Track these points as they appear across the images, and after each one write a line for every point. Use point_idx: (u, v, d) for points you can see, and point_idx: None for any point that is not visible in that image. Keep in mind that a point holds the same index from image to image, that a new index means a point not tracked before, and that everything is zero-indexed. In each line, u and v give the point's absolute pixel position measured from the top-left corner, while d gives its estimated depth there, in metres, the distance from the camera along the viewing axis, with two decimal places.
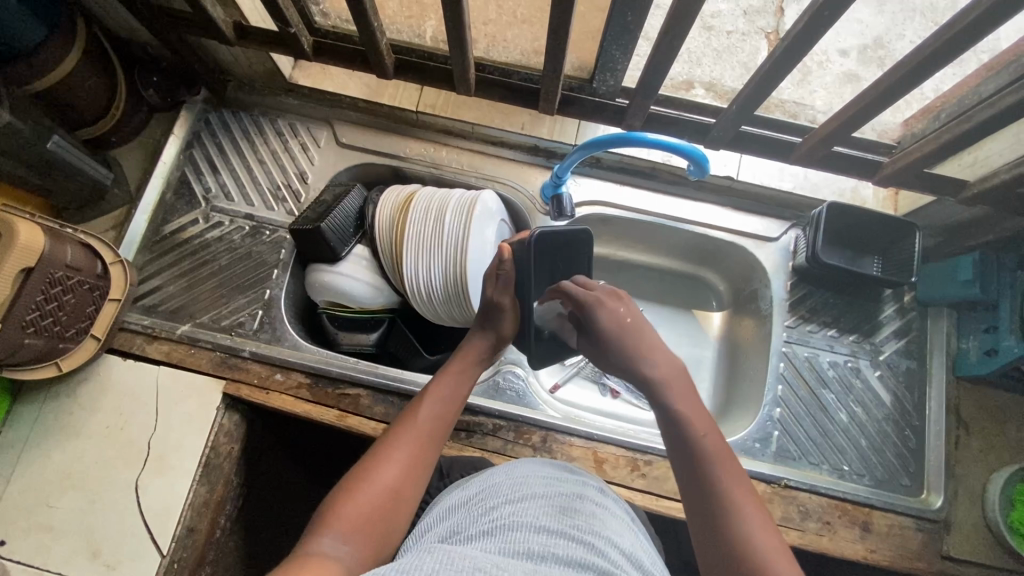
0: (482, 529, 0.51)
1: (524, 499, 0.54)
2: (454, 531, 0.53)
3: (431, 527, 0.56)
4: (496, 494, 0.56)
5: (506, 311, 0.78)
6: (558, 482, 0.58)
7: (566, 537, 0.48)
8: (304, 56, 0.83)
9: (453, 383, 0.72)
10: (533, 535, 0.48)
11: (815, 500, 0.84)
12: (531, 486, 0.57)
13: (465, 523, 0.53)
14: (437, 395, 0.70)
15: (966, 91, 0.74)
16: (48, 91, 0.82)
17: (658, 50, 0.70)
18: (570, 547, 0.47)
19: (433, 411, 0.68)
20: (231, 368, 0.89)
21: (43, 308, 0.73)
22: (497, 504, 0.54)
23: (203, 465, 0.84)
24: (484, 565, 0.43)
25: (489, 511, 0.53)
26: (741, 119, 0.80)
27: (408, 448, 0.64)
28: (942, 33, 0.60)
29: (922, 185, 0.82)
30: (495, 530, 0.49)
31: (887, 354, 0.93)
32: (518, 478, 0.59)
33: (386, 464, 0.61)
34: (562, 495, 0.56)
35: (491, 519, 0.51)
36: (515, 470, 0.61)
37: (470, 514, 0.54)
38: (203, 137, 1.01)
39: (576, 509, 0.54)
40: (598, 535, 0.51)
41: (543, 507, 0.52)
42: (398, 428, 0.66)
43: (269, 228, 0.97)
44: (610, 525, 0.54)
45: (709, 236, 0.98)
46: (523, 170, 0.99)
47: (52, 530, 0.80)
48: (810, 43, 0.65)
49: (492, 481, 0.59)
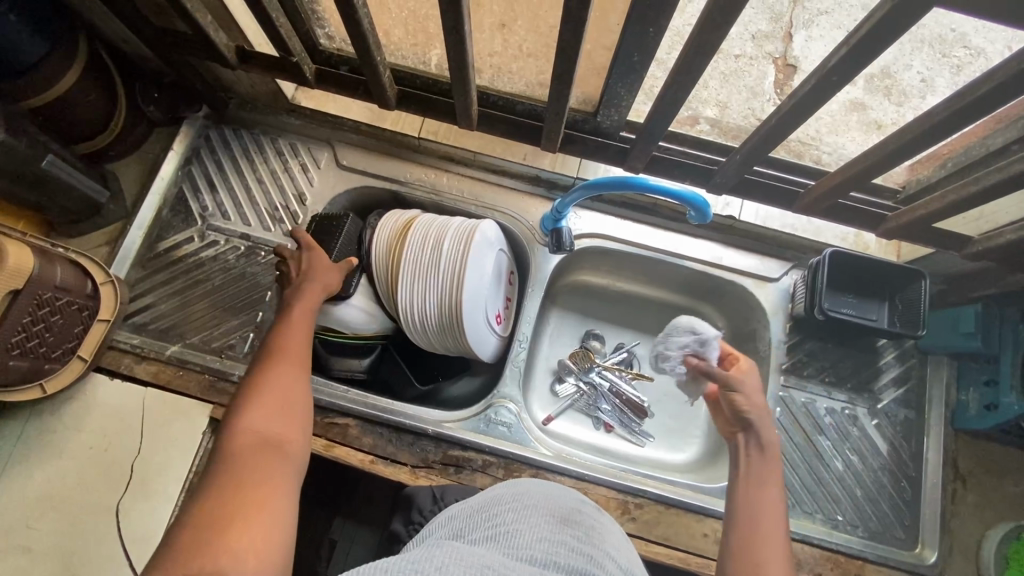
0: (487, 532, 0.50)
1: (527, 507, 0.53)
2: (457, 533, 0.52)
3: (432, 529, 0.55)
4: (500, 501, 0.55)
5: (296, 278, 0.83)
6: (557, 495, 0.58)
7: (568, 548, 0.48)
8: (306, 82, 0.82)
9: (301, 318, 0.75)
10: (536, 542, 0.47)
11: (808, 551, 0.83)
12: (533, 496, 0.56)
13: (467, 527, 0.52)
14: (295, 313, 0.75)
15: (973, 142, 0.73)
16: (46, 107, 0.82)
17: (665, 95, 0.70)
18: (572, 557, 0.47)
19: (288, 345, 0.70)
20: (219, 392, 0.87)
21: (29, 330, 0.72)
22: (499, 510, 0.53)
23: (186, 491, 0.83)
24: (492, 563, 0.42)
25: (493, 515, 0.53)
26: (747, 165, 0.78)
27: (276, 371, 0.66)
28: (955, 99, 0.59)
29: (927, 240, 0.81)
30: (501, 535, 0.49)
31: (885, 403, 0.91)
32: (521, 488, 0.58)
33: (269, 382, 0.64)
34: (563, 507, 0.55)
35: (496, 523, 0.51)
36: (517, 483, 0.60)
37: (471, 519, 0.53)
38: (202, 154, 1.00)
39: (576, 521, 0.53)
40: (598, 549, 0.50)
41: (547, 515, 0.52)
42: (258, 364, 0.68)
43: (265, 249, 0.96)
44: (606, 540, 0.53)
45: (709, 274, 0.97)
46: (524, 199, 0.99)
47: (29, 552, 0.79)
48: (820, 100, 0.64)
49: (492, 491, 0.58)
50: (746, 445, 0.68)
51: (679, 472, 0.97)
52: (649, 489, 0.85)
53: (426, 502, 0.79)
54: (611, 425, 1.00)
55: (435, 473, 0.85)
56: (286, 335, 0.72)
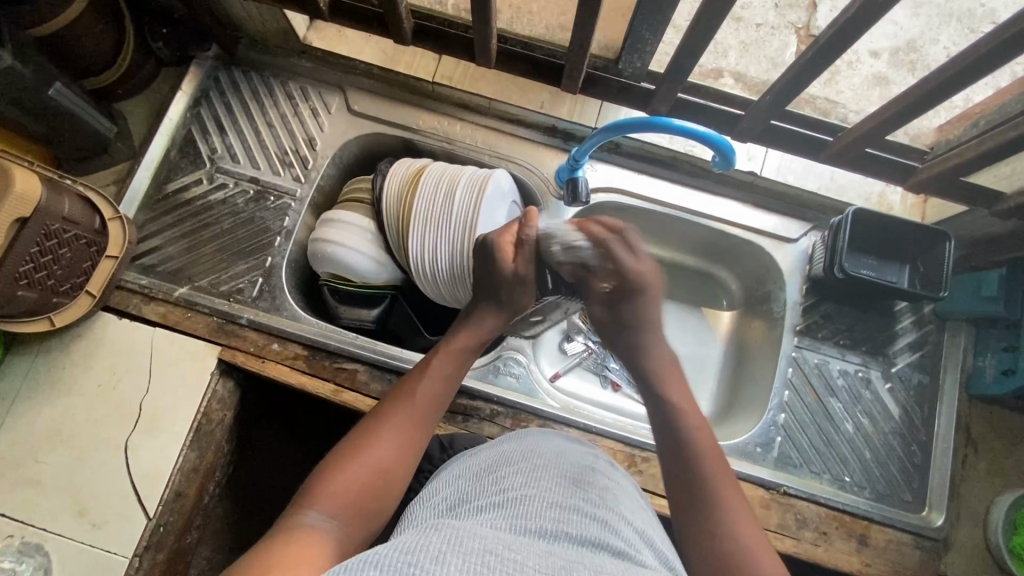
0: (493, 499, 0.49)
1: (535, 470, 0.52)
2: (463, 499, 0.51)
3: (437, 491, 0.55)
4: (508, 463, 0.54)
5: (528, 284, 0.74)
6: (569, 454, 0.57)
7: (579, 515, 0.46)
8: (319, 14, 0.80)
9: (457, 357, 0.69)
10: (545, 511, 0.46)
11: (814, 509, 0.82)
12: (541, 456, 0.55)
13: (473, 492, 0.51)
14: (437, 375, 0.66)
15: (1011, 97, 0.70)
16: (52, 36, 0.79)
17: (693, 34, 0.66)
18: (583, 525, 0.45)
19: (432, 382, 0.65)
20: (228, 334, 0.87)
21: (37, 261, 0.71)
22: (507, 474, 0.52)
23: (194, 430, 0.83)
24: (495, 546, 0.40)
25: (499, 479, 0.52)
26: (774, 112, 0.76)
27: (384, 436, 0.59)
28: (1002, 28, 0.57)
29: (955, 195, 0.79)
30: (508, 503, 0.47)
31: (899, 367, 0.90)
32: (530, 448, 0.57)
33: (374, 448, 0.58)
34: (574, 467, 0.54)
35: (502, 489, 0.50)
36: (526, 440, 0.60)
37: (478, 482, 0.53)
38: (211, 95, 0.98)
39: (588, 481, 0.52)
40: (612, 512, 0.49)
41: (556, 479, 0.51)
42: (406, 385, 0.65)
43: (274, 194, 0.94)
44: (621, 500, 0.52)
45: (725, 233, 0.94)
46: (538, 150, 0.96)
47: (39, 485, 0.79)
48: (856, 32, 0.61)
49: (501, 449, 0.58)
50: (649, 388, 0.68)
51: None
52: (657, 444, 0.85)
53: (432, 451, 0.78)
54: (619, 385, 0.99)
55: (443, 421, 0.84)
56: (440, 365, 0.67)
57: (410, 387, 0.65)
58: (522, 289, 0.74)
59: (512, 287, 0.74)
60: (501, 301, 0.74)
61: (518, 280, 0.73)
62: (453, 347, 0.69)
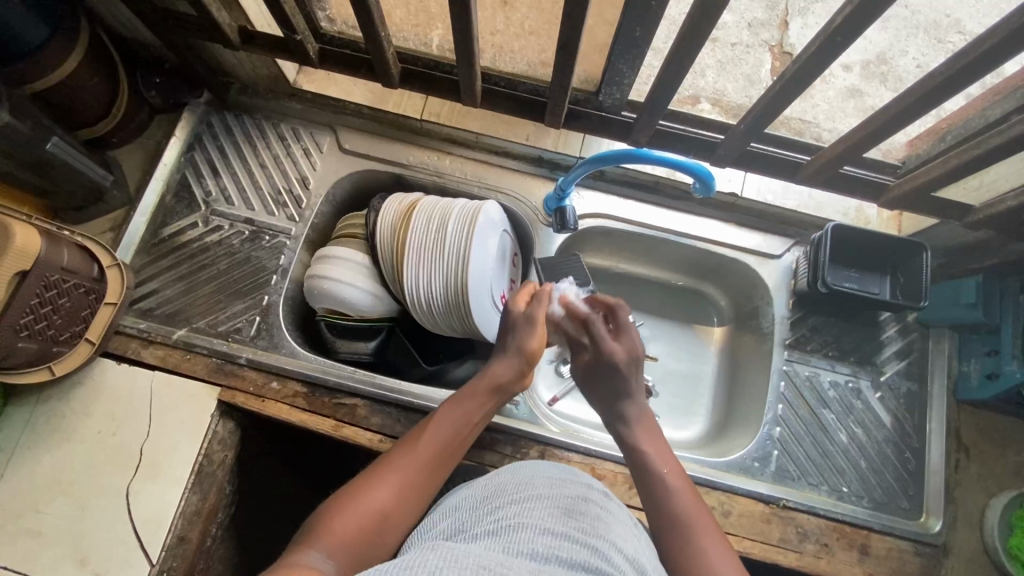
0: (489, 527, 0.50)
1: (529, 500, 0.54)
2: (460, 528, 0.52)
3: (436, 523, 0.56)
4: (504, 494, 0.55)
5: (535, 326, 0.75)
6: (562, 485, 0.58)
7: (571, 540, 0.47)
8: (309, 62, 0.83)
9: (473, 404, 0.71)
10: (538, 536, 0.47)
11: (814, 522, 0.83)
12: (535, 487, 0.56)
13: (471, 521, 0.52)
14: (446, 422, 0.68)
15: (971, 115, 0.74)
16: (48, 92, 0.81)
17: (669, 69, 0.70)
18: (574, 549, 0.46)
19: (443, 430, 0.67)
20: (227, 374, 0.88)
21: (37, 312, 0.72)
22: (503, 503, 0.53)
23: (195, 473, 0.83)
24: (489, 563, 0.42)
25: (495, 509, 0.53)
26: (750, 137, 0.79)
27: (385, 481, 0.61)
28: (955, 60, 0.61)
29: (929, 209, 0.82)
30: (503, 530, 0.49)
31: (888, 375, 0.92)
32: (526, 479, 0.59)
33: (376, 492, 0.59)
34: (568, 497, 0.55)
35: (497, 518, 0.51)
36: (522, 471, 0.61)
37: (476, 512, 0.54)
38: (204, 140, 1.00)
39: (581, 510, 0.53)
40: (602, 538, 0.50)
41: (549, 508, 0.52)
42: (417, 430, 0.67)
43: (269, 233, 0.96)
44: (613, 530, 0.53)
45: (712, 252, 0.97)
46: (525, 180, 0.99)
47: (41, 535, 0.79)
48: (819, 68, 0.65)
49: (498, 480, 0.59)
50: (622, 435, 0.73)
51: (686, 448, 0.96)
52: None
53: None
54: None
55: None
56: (448, 413, 0.69)
57: (421, 433, 0.67)
58: (534, 331, 0.75)
59: (518, 328, 0.76)
60: (516, 349, 0.74)
61: (529, 320, 0.76)
62: (465, 395, 0.71)
